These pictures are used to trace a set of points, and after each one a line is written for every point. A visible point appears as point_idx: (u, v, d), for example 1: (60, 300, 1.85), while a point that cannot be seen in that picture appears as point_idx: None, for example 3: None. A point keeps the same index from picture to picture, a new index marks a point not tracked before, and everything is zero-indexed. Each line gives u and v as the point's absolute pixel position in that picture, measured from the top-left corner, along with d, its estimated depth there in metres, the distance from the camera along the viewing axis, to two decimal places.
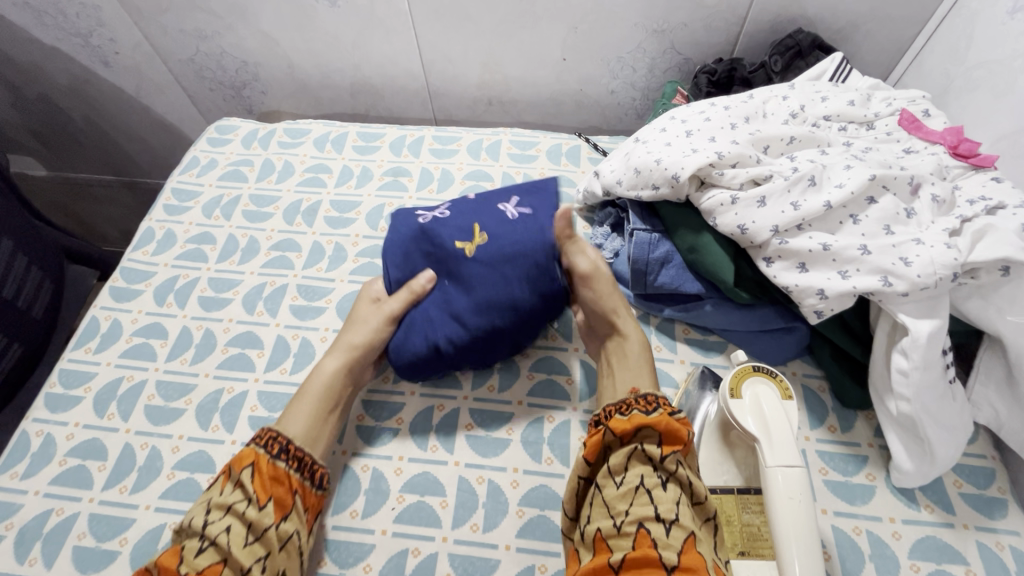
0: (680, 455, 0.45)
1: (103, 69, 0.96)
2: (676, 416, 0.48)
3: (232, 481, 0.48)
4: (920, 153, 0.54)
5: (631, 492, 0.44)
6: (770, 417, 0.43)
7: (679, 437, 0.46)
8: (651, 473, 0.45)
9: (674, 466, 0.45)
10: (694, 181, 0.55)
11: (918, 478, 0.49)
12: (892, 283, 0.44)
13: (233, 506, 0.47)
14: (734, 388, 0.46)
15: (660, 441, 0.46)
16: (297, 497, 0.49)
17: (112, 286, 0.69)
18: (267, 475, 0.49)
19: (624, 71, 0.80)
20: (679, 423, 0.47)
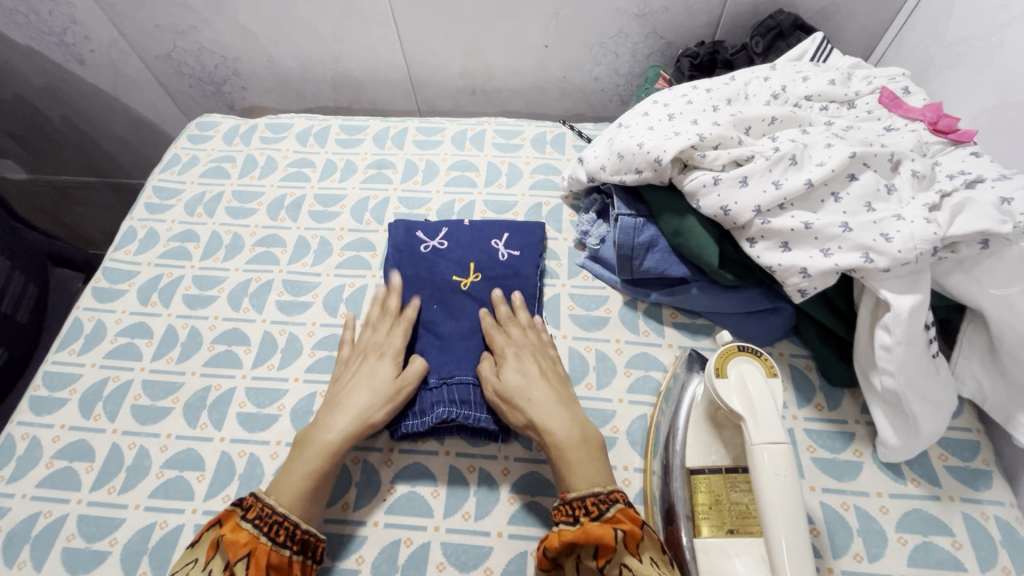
0: (620, 558, 0.41)
1: (79, 68, 0.94)
2: (602, 517, 0.43)
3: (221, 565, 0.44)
4: (901, 131, 0.54)
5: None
6: (754, 395, 0.43)
7: (607, 541, 0.41)
8: None
9: (618, 570, 0.41)
10: (676, 164, 0.55)
11: (904, 452, 0.49)
12: (874, 259, 0.44)
13: None
14: (718, 368, 0.46)
15: (596, 551, 0.42)
16: None
17: (94, 287, 0.68)
18: (263, 565, 0.43)
19: (607, 56, 0.79)
20: (602, 526, 0.42)
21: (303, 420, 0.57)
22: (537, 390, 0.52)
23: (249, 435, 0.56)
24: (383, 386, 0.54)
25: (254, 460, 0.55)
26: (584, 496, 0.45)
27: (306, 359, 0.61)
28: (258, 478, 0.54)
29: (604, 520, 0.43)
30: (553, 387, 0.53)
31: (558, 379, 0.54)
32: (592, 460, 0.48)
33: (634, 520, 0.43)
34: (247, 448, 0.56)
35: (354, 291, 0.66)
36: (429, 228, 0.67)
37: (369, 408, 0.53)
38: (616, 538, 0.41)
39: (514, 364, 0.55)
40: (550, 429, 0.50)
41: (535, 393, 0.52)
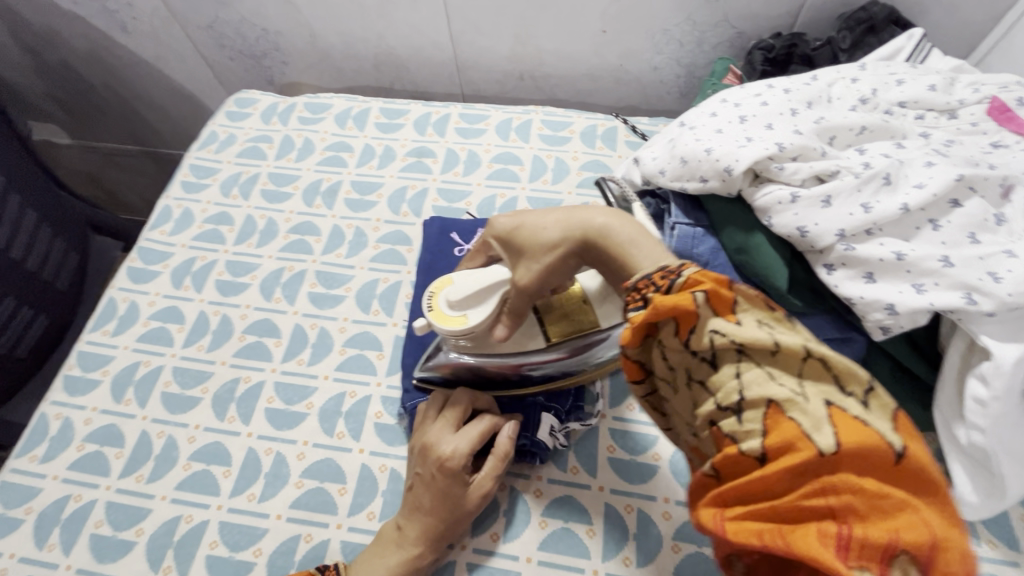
0: (712, 324, 0.31)
1: (121, 35, 0.93)
2: (674, 286, 0.34)
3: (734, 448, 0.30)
4: (1011, 149, 0.48)
5: (721, 437, 0.31)
6: (474, 289, 0.48)
7: (680, 315, 0.32)
8: (698, 365, 0.32)
9: (709, 341, 0.31)
10: (748, 175, 0.49)
11: (982, 511, 0.44)
12: (977, 301, 0.39)
13: (736, 453, 0.30)
14: (454, 322, 0.48)
15: (676, 327, 0.33)
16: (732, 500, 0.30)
17: (129, 267, 0.67)
18: (742, 488, 0.29)
19: (669, 45, 0.73)
20: (678, 294, 0.33)
21: (332, 421, 0.55)
22: (532, 215, 0.46)
23: (276, 432, 0.55)
24: (422, 491, 0.46)
25: (281, 459, 0.54)
26: (650, 274, 0.36)
27: (336, 356, 0.59)
28: (284, 478, 0.53)
29: (683, 293, 0.33)
30: (552, 212, 0.45)
31: (526, 210, 0.48)
32: (636, 231, 0.41)
33: (721, 283, 0.32)
34: (274, 446, 0.54)
35: (388, 287, 0.63)
36: (465, 229, 0.64)
37: (445, 491, 0.46)
38: (699, 301, 0.32)
39: (507, 215, 0.48)
40: (568, 231, 0.43)
41: (527, 214, 0.46)
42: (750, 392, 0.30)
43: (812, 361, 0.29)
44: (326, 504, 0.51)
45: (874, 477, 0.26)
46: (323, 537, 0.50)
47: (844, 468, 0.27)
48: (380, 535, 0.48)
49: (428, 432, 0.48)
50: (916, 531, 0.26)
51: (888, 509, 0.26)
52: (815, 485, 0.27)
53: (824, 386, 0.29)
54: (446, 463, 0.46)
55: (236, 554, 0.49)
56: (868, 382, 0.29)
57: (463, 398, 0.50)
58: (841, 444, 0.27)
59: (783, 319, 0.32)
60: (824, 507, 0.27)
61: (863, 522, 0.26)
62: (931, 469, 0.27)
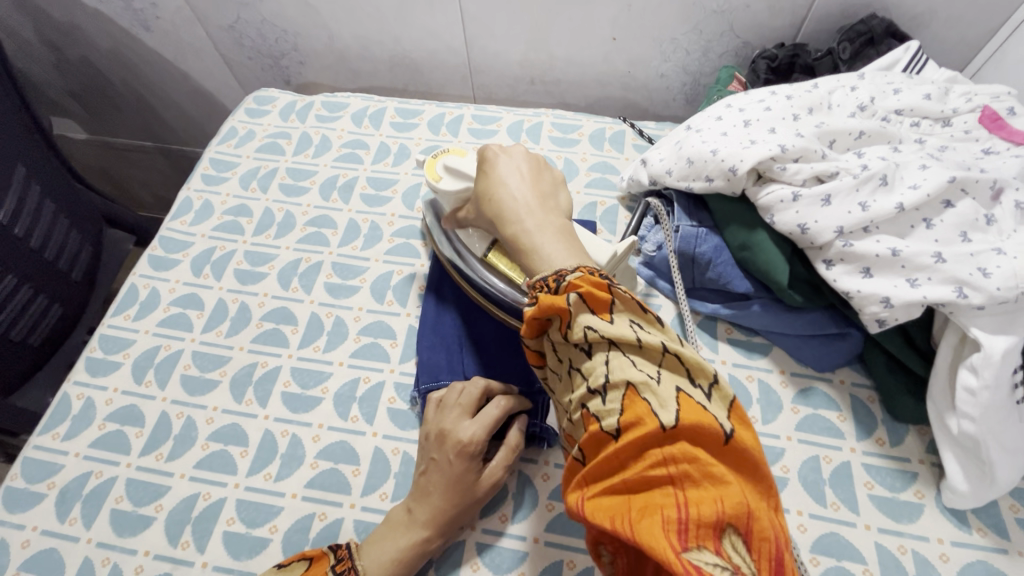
0: (590, 319, 0.34)
1: (144, 34, 0.95)
2: (561, 283, 0.37)
3: (597, 430, 0.32)
4: (1002, 155, 0.50)
5: (587, 417, 0.34)
6: (467, 164, 0.53)
7: (561, 309, 0.35)
8: (578, 357, 0.35)
9: (581, 333, 0.34)
10: (752, 175, 0.52)
11: (972, 500, 0.46)
12: (968, 295, 0.42)
13: (601, 435, 0.32)
14: (434, 176, 0.54)
15: (559, 324, 0.36)
16: (594, 479, 0.32)
17: (150, 255, 0.69)
18: (600, 467, 0.32)
19: (676, 53, 0.76)
20: (562, 292, 0.36)
21: (346, 405, 0.57)
22: (505, 169, 0.47)
23: (293, 415, 0.57)
24: (435, 476, 0.48)
25: (297, 441, 0.55)
26: (546, 274, 0.39)
27: (351, 343, 0.61)
28: (300, 459, 0.54)
29: (562, 292, 0.36)
30: (532, 187, 0.46)
31: (532, 169, 0.47)
32: (558, 237, 0.42)
33: (599, 286, 0.36)
34: (290, 429, 0.56)
35: (402, 279, 0.65)
36: None
37: (458, 478, 0.47)
38: (571, 301, 0.35)
39: (498, 149, 0.49)
40: (505, 210, 0.45)
41: (499, 171, 0.47)
42: (613, 376, 0.32)
43: (670, 357, 0.33)
44: (340, 484, 0.53)
45: (706, 450, 0.30)
46: (337, 515, 0.51)
47: (682, 440, 0.30)
48: (386, 519, 0.49)
49: (446, 420, 0.50)
50: (737, 500, 0.28)
51: (716, 479, 0.29)
52: (656, 457, 0.30)
53: (677, 376, 0.32)
54: (466, 448, 0.48)
55: (253, 531, 0.51)
56: (712, 375, 0.33)
57: (480, 389, 0.51)
58: (680, 420, 0.30)
59: (654, 320, 0.35)
60: (666, 476, 0.30)
61: (694, 489, 0.29)
62: (751, 450, 0.30)
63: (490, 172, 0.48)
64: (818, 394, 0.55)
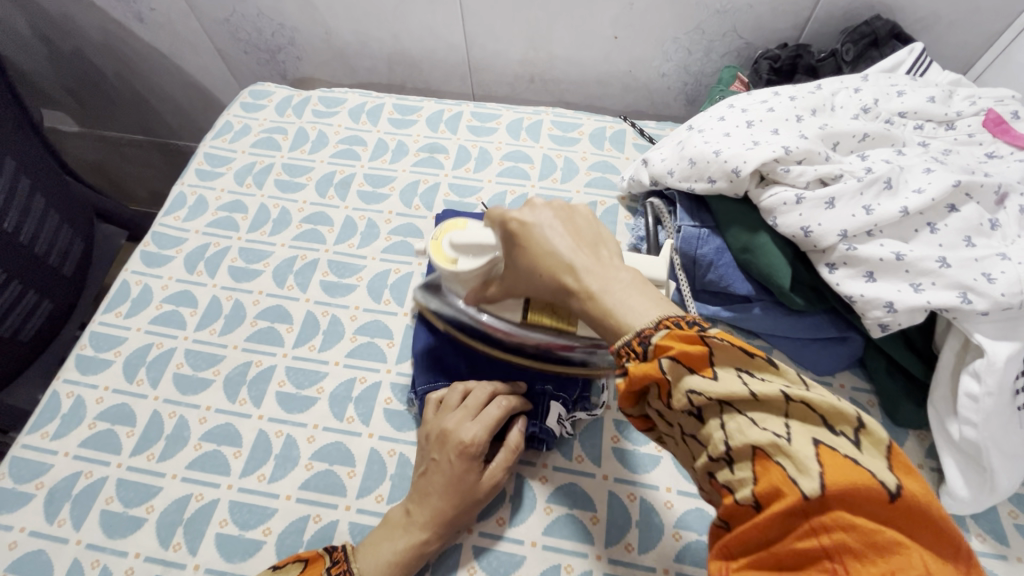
0: (690, 379, 0.31)
1: (137, 26, 0.94)
2: (646, 347, 0.33)
3: (734, 500, 0.29)
4: (1006, 159, 0.50)
5: (721, 488, 0.30)
6: (471, 236, 0.46)
7: (656, 376, 0.32)
8: (690, 422, 0.32)
9: (686, 398, 0.31)
10: (754, 177, 0.51)
11: (972, 506, 0.46)
12: (972, 300, 0.41)
13: (736, 505, 0.29)
14: (443, 261, 0.48)
15: (660, 392, 0.33)
16: (739, 555, 0.29)
17: (143, 251, 0.68)
18: (744, 542, 0.29)
19: (678, 53, 0.75)
20: (651, 359, 0.33)
21: (342, 406, 0.56)
22: (542, 234, 0.41)
23: (287, 416, 0.56)
24: (436, 478, 0.47)
25: (291, 441, 0.55)
26: (627, 337, 0.34)
27: (347, 343, 0.60)
28: (294, 460, 0.54)
29: (652, 358, 0.33)
30: (573, 240, 0.40)
31: (562, 214, 0.42)
32: (633, 292, 0.36)
33: (690, 339, 0.32)
34: (285, 429, 0.55)
35: (399, 277, 0.65)
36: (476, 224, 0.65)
37: (459, 479, 0.47)
38: (665, 366, 0.32)
39: (520, 215, 0.43)
40: (561, 278, 0.39)
41: (532, 234, 0.41)
42: (734, 442, 0.29)
43: (795, 405, 0.29)
44: (335, 486, 0.52)
45: (869, 516, 0.26)
46: (332, 518, 0.51)
47: (834, 508, 0.26)
48: (385, 519, 0.48)
49: (446, 420, 0.49)
50: (913, 568, 0.25)
51: (885, 547, 0.25)
52: (805, 529, 0.26)
53: (810, 426, 0.28)
54: (467, 450, 0.47)
55: (246, 533, 0.50)
56: (856, 419, 0.28)
57: (483, 392, 0.51)
58: (826, 486, 0.26)
59: (765, 364, 0.31)
60: (819, 550, 0.26)
61: (860, 562, 0.25)
62: (921, 504, 0.26)
63: (519, 237, 0.42)
64: None
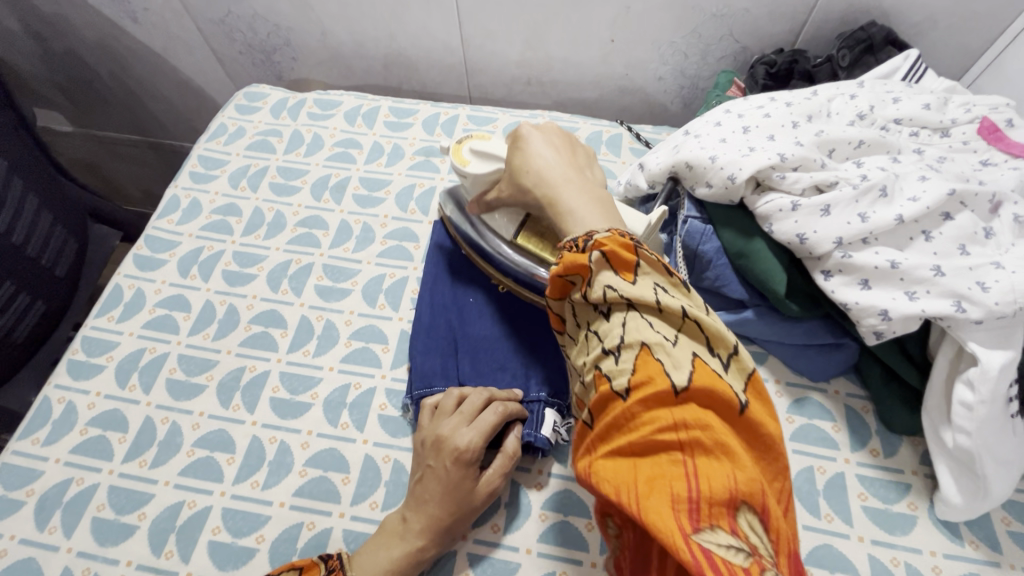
0: (608, 275, 0.35)
1: (132, 26, 0.93)
2: (585, 242, 0.37)
3: (608, 388, 0.33)
4: (1000, 167, 0.50)
5: (601, 377, 0.34)
6: (492, 148, 0.54)
7: (582, 265, 0.36)
8: (596, 317, 0.36)
9: (601, 293, 0.35)
10: (750, 183, 0.51)
11: (965, 512, 0.46)
12: (966, 309, 0.41)
13: (611, 391, 0.33)
14: (462, 161, 0.55)
15: (581, 284, 0.37)
16: (603, 433, 0.33)
17: (136, 254, 0.67)
18: (611, 423, 0.33)
19: (675, 57, 0.75)
20: (583, 252, 0.37)
21: (336, 411, 0.56)
22: (536, 144, 0.48)
23: (281, 421, 0.56)
24: (432, 484, 0.47)
25: (285, 448, 0.54)
26: (575, 236, 0.40)
27: (342, 348, 0.60)
28: (288, 467, 0.53)
29: (587, 250, 0.37)
30: (562, 161, 0.47)
31: (561, 141, 0.49)
32: (592, 204, 0.43)
33: (625, 247, 0.36)
34: (279, 435, 0.55)
35: (394, 282, 0.64)
36: None
37: (455, 485, 0.47)
38: (594, 259, 0.36)
39: (529, 130, 0.50)
40: (538, 185, 0.46)
41: (530, 147, 0.48)
42: (628, 336, 0.33)
43: (689, 322, 0.34)
44: (329, 492, 0.52)
45: (718, 420, 0.31)
46: (326, 525, 0.50)
47: (693, 404, 0.31)
48: (380, 528, 0.48)
49: (442, 427, 0.49)
50: (741, 467, 0.30)
51: (726, 448, 0.30)
52: (668, 417, 0.31)
53: (694, 342, 0.34)
54: (462, 456, 0.47)
55: (239, 540, 0.50)
56: (732, 347, 0.34)
57: (478, 397, 0.51)
58: (692, 381, 0.31)
59: (678, 285, 0.36)
60: (673, 440, 0.30)
61: (703, 453, 0.30)
62: (761, 426, 0.32)
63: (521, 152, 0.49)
64: (812, 404, 0.55)
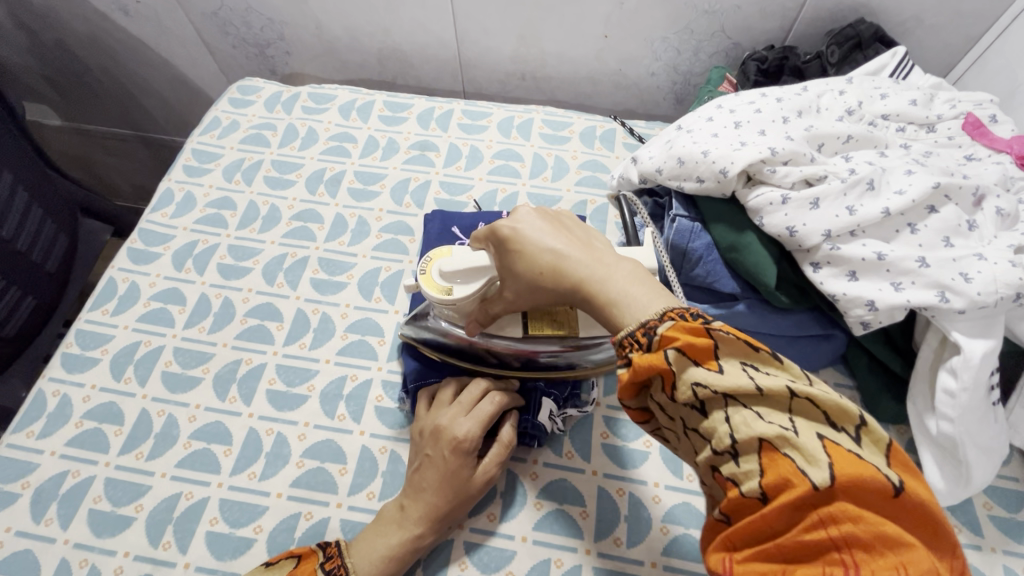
0: (695, 373, 0.31)
1: (123, 18, 0.92)
2: (651, 340, 0.34)
3: (738, 492, 0.30)
4: (983, 162, 0.51)
5: (726, 481, 0.31)
6: (467, 262, 0.47)
7: (663, 367, 0.33)
8: (693, 414, 0.33)
9: (692, 392, 0.32)
10: (741, 177, 0.52)
11: (949, 498, 0.47)
12: (950, 299, 0.42)
13: (742, 497, 0.30)
14: (439, 289, 0.48)
15: (664, 382, 0.33)
16: (742, 545, 0.30)
17: (130, 248, 0.67)
18: (746, 530, 0.29)
19: (668, 53, 0.76)
20: (657, 350, 0.33)
21: (333, 403, 0.57)
22: (534, 237, 0.43)
23: (278, 413, 0.56)
24: (432, 472, 0.48)
25: (282, 439, 0.55)
26: (632, 328, 0.35)
27: (338, 341, 0.60)
28: (285, 458, 0.54)
29: (658, 348, 0.33)
30: (570, 242, 0.42)
31: (547, 219, 0.45)
32: (635, 283, 0.38)
33: (696, 331, 0.32)
34: (275, 427, 0.55)
35: (390, 275, 0.65)
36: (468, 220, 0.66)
37: (454, 474, 0.47)
38: (671, 358, 0.32)
39: (511, 227, 0.44)
40: (571, 277, 0.40)
41: (528, 242, 0.43)
42: (741, 436, 0.30)
43: (800, 400, 0.30)
44: (326, 483, 0.52)
45: (874, 510, 0.27)
46: (323, 515, 0.51)
47: (840, 499, 0.27)
48: (378, 516, 0.48)
49: (440, 417, 0.50)
50: (917, 561, 0.26)
51: (891, 541, 0.26)
52: (813, 518, 0.27)
53: (813, 421, 0.29)
54: (461, 445, 0.48)
55: (237, 531, 0.50)
56: (860, 418, 0.29)
57: (476, 388, 0.51)
58: (836, 477, 0.27)
59: (769, 358, 0.32)
60: (826, 540, 0.27)
61: (867, 553, 0.26)
62: (920, 502, 0.27)
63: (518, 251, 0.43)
64: None
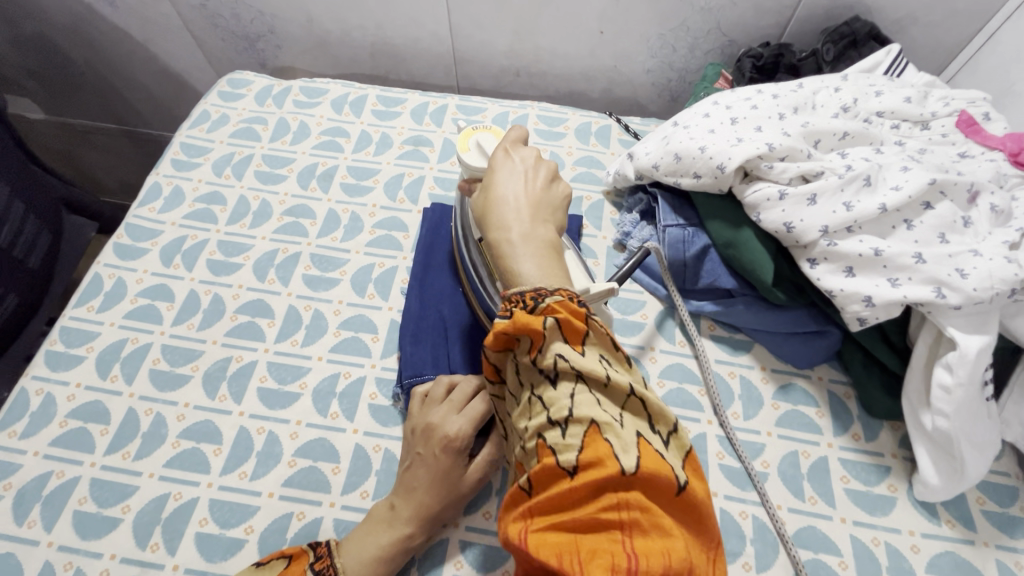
0: (560, 345, 0.33)
1: (108, 9, 0.90)
2: (535, 304, 0.34)
3: (549, 464, 0.31)
4: (977, 158, 0.51)
5: (541, 449, 0.32)
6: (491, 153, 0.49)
7: (534, 328, 0.33)
8: (541, 382, 0.33)
9: (552, 361, 0.33)
10: (738, 173, 0.52)
11: (943, 493, 0.47)
12: (946, 295, 0.43)
13: (559, 470, 0.31)
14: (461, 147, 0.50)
15: (529, 344, 0.34)
16: (537, 512, 0.31)
17: (116, 243, 0.65)
18: (547, 500, 0.31)
19: (663, 49, 0.76)
20: (535, 314, 0.34)
21: (325, 401, 0.56)
22: (505, 181, 0.44)
23: (269, 412, 0.55)
24: (422, 471, 0.47)
25: (273, 438, 0.54)
26: (525, 290, 0.36)
27: (330, 338, 0.59)
28: (277, 457, 0.53)
29: (539, 312, 0.34)
30: (526, 203, 0.43)
31: (533, 170, 0.45)
32: (540, 257, 0.40)
33: (577, 313, 0.34)
34: (267, 426, 0.54)
35: (384, 271, 0.64)
36: None
37: (445, 473, 0.47)
38: (548, 325, 0.33)
39: (502, 156, 0.46)
40: (494, 227, 0.42)
41: (498, 179, 0.44)
42: (578, 411, 0.31)
43: (633, 398, 0.33)
44: (319, 482, 0.52)
45: (662, 503, 0.30)
46: (316, 515, 0.50)
47: (640, 488, 0.29)
48: (367, 515, 0.48)
49: (432, 414, 0.49)
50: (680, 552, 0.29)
51: (663, 529, 0.29)
52: (610, 498, 0.29)
53: (638, 419, 0.33)
54: (453, 444, 0.47)
55: (227, 531, 0.49)
56: (672, 423, 0.34)
57: (470, 384, 0.50)
58: (642, 466, 0.30)
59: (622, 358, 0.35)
60: (616, 520, 0.29)
61: (642, 535, 0.29)
62: (702, 504, 0.31)
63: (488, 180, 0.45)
64: (797, 390, 0.56)
